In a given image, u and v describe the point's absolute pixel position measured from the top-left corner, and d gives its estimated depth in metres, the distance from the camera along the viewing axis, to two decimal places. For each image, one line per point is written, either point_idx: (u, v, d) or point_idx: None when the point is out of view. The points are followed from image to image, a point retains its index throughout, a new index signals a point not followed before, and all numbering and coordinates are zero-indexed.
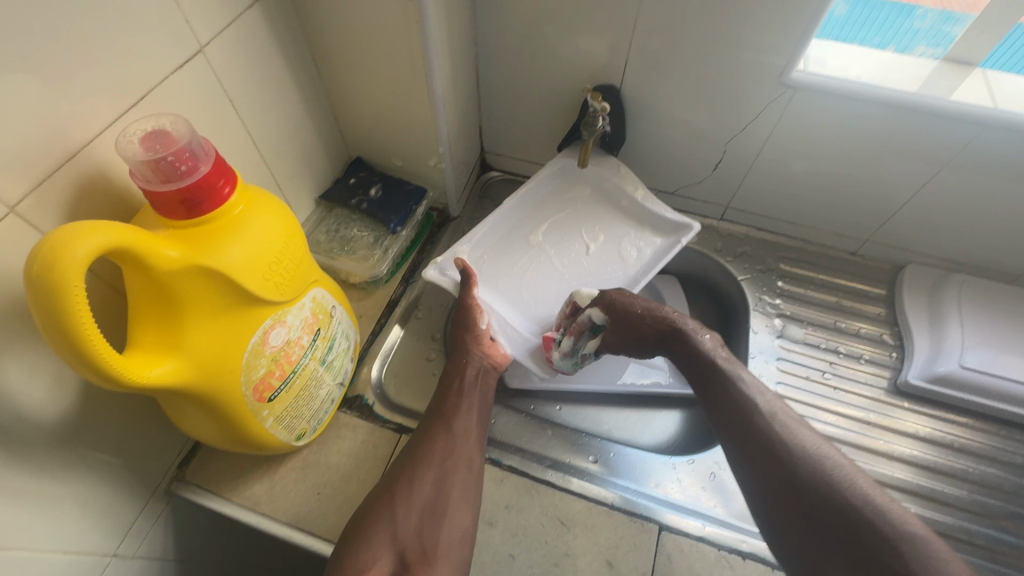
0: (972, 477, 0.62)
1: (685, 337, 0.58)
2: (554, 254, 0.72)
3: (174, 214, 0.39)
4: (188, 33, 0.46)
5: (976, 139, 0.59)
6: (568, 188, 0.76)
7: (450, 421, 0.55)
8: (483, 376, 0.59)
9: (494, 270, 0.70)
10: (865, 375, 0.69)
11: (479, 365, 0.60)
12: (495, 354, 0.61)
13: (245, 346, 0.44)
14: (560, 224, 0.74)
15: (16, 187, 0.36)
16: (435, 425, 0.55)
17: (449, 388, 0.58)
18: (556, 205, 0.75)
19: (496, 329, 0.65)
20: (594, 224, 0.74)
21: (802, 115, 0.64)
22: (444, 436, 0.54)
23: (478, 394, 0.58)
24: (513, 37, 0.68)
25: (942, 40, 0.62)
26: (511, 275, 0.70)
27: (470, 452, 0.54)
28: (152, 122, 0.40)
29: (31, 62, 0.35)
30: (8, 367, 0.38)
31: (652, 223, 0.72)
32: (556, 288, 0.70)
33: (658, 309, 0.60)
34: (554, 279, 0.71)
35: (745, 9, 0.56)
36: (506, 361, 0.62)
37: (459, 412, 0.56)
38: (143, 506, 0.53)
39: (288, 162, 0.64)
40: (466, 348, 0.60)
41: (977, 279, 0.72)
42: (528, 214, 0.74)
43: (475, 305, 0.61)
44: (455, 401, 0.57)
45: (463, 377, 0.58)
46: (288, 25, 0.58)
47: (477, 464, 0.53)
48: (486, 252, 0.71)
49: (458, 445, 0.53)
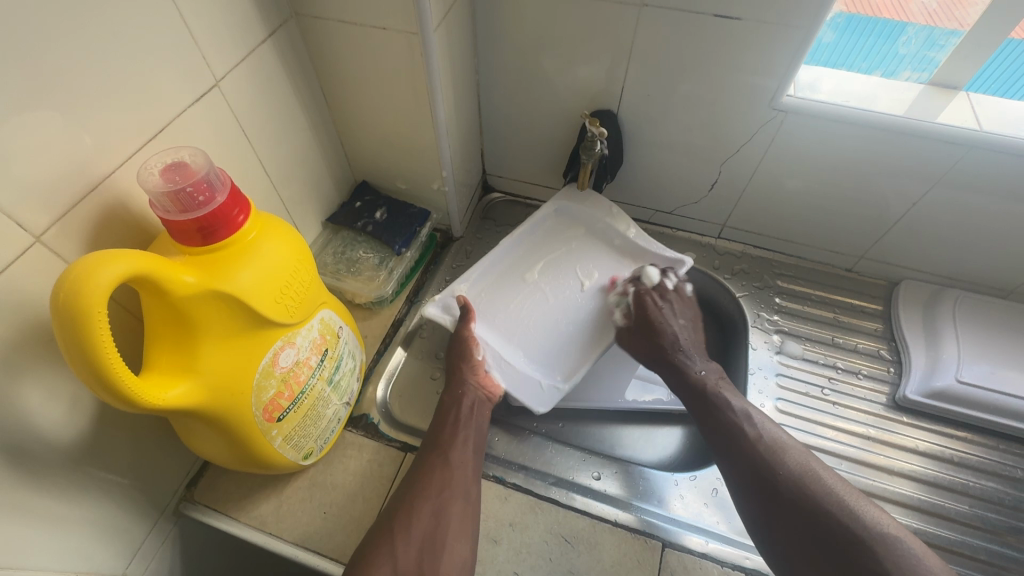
0: (972, 491, 0.63)
1: (688, 362, 0.65)
2: (552, 291, 0.70)
3: (191, 241, 0.41)
4: (204, 68, 0.48)
5: (962, 159, 0.61)
6: (564, 227, 0.76)
7: (446, 452, 0.55)
8: (479, 407, 0.61)
9: (492, 307, 0.68)
10: (863, 390, 0.70)
11: (475, 396, 0.61)
12: (490, 385, 0.63)
13: (255, 368, 0.45)
14: (557, 261, 0.72)
15: (41, 217, 0.38)
16: (432, 456, 0.55)
17: (445, 419, 0.59)
18: (553, 242, 0.74)
19: (493, 363, 0.64)
20: (590, 261, 0.73)
21: (794, 137, 0.66)
22: (441, 467, 0.54)
23: (474, 424, 0.59)
24: (512, 65, 0.71)
25: (927, 65, 0.64)
26: (509, 312, 0.68)
27: (467, 482, 0.54)
28: (171, 155, 0.42)
29: (59, 100, 0.37)
30: (29, 389, 0.40)
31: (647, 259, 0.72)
32: (555, 324, 0.68)
33: (677, 338, 0.66)
34: (553, 315, 0.68)
35: (735, 38, 0.59)
36: (499, 392, 0.63)
37: (456, 443, 0.56)
38: (152, 526, 0.54)
39: (297, 187, 0.66)
40: (461, 380, 0.62)
41: (971, 295, 0.74)
42: (525, 253, 0.73)
43: (470, 338, 0.64)
44: (451, 432, 0.57)
45: (459, 409, 0.59)
46: (298, 58, 0.61)
47: (474, 493, 0.53)
48: (484, 289, 0.70)
49: (455, 476, 0.54)
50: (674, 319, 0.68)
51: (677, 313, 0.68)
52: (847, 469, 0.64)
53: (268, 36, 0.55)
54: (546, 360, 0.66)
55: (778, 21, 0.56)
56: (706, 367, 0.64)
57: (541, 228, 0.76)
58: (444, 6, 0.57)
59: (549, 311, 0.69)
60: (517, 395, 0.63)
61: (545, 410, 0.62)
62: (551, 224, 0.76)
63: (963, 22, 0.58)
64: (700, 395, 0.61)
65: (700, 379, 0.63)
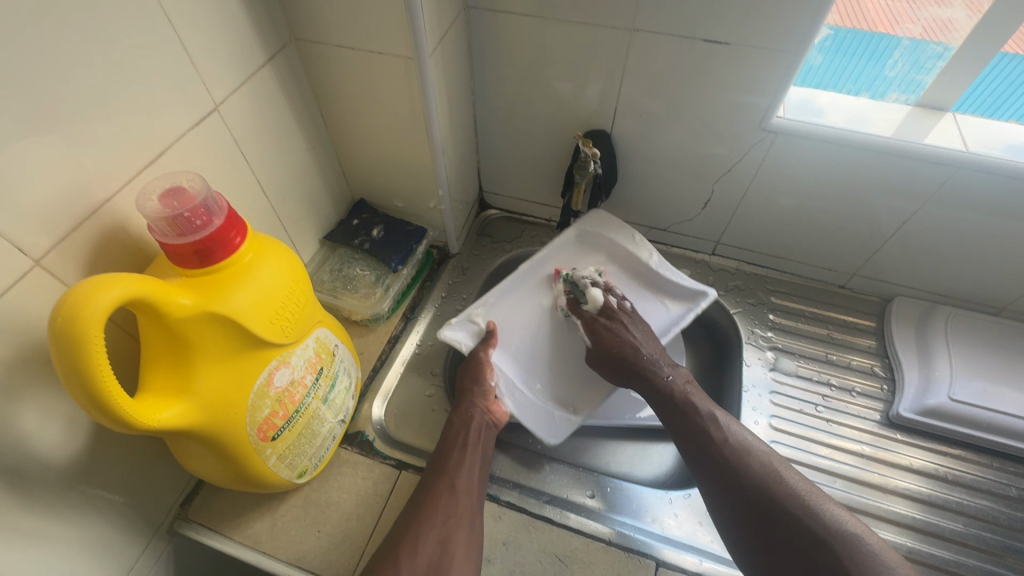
0: (967, 510, 0.63)
1: (657, 370, 0.62)
2: (569, 317, 0.71)
3: (187, 263, 0.41)
4: (204, 93, 0.49)
5: (949, 180, 0.62)
6: (586, 254, 0.76)
7: (452, 479, 0.55)
8: (486, 432, 0.60)
9: (509, 333, 0.69)
10: (858, 408, 0.70)
11: (482, 420, 0.61)
12: (497, 411, 0.62)
13: (251, 387, 0.46)
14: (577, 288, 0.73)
15: (41, 242, 0.39)
16: (438, 481, 0.54)
17: (452, 444, 0.58)
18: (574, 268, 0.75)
19: (505, 389, 0.66)
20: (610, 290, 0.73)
21: (784, 157, 0.67)
22: (447, 494, 0.53)
23: (480, 449, 0.59)
24: (508, 86, 0.72)
25: (913, 87, 0.65)
26: (526, 338, 0.69)
27: (471, 511, 0.53)
28: (169, 180, 0.43)
29: (61, 127, 0.38)
30: (26, 410, 0.40)
31: (669, 289, 0.73)
32: (569, 352, 0.70)
33: (636, 351, 0.63)
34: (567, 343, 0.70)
35: (724, 62, 0.60)
36: (506, 418, 0.63)
37: (462, 469, 0.56)
38: (146, 545, 0.54)
39: (294, 206, 0.67)
40: (471, 403, 0.62)
41: (962, 312, 0.74)
42: (545, 277, 0.74)
43: (486, 362, 0.64)
44: (458, 458, 0.57)
45: (467, 434, 0.59)
46: (297, 81, 0.62)
47: (476, 523, 0.53)
48: (503, 314, 0.70)
49: (460, 503, 0.53)
50: (632, 331, 0.65)
51: (632, 328, 0.65)
52: (842, 487, 0.64)
53: (267, 60, 0.56)
54: (556, 390, 0.68)
55: (765, 45, 0.57)
56: (675, 372, 0.63)
57: (563, 254, 0.75)
58: (439, 31, 0.58)
59: (564, 339, 0.70)
60: (530, 426, 0.65)
61: (555, 441, 0.65)
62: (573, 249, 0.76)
63: (950, 37, 0.59)
64: (676, 402, 0.60)
65: (669, 386, 0.61)
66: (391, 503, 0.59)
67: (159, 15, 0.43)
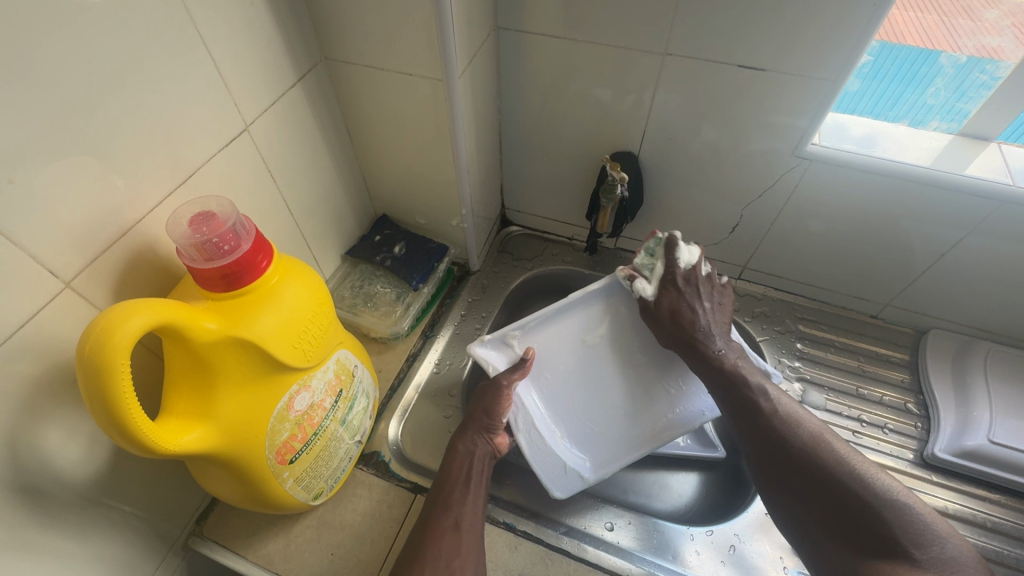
0: (1007, 560, 0.59)
1: (707, 341, 0.59)
2: (607, 361, 0.67)
3: (215, 287, 0.41)
4: (235, 114, 0.50)
5: (995, 213, 0.59)
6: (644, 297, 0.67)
7: (457, 516, 0.53)
8: (487, 463, 0.60)
9: (541, 363, 0.66)
10: (890, 446, 0.68)
11: (483, 451, 0.60)
12: (500, 441, 0.61)
13: (270, 413, 0.45)
14: (623, 334, 0.67)
15: (73, 264, 0.39)
16: (441, 520, 0.53)
17: (456, 475, 0.57)
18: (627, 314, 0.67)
19: (521, 427, 0.61)
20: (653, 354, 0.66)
21: (818, 184, 0.65)
22: (450, 534, 0.52)
23: (482, 483, 0.57)
24: (534, 105, 0.71)
25: (956, 116, 0.62)
26: (560, 377, 0.66)
27: (474, 552, 0.52)
28: (200, 205, 0.43)
29: (96, 151, 0.39)
30: (50, 430, 0.40)
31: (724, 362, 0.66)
32: (596, 407, 0.66)
33: (694, 323, 0.60)
34: (596, 393, 0.66)
35: (758, 87, 0.59)
36: (505, 449, 0.62)
37: (465, 506, 0.54)
38: (160, 561, 0.54)
39: (319, 222, 0.67)
40: (476, 434, 0.60)
41: (1003, 349, 0.71)
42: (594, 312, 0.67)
43: (505, 393, 0.61)
44: (461, 493, 0.55)
45: (471, 466, 0.58)
46: (326, 99, 0.62)
47: (479, 562, 0.51)
48: (539, 340, 0.66)
49: (465, 541, 0.52)
50: (703, 302, 0.61)
51: (703, 299, 0.61)
52: None
53: (297, 80, 0.56)
54: (574, 445, 0.64)
55: (802, 72, 0.56)
56: (728, 348, 0.60)
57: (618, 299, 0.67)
58: (469, 52, 0.58)
59: (595, 387, 0.66)
60: (537, 468, 0.60)
61: (559, 496, 0.60)
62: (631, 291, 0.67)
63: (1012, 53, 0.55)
64: (727, 378, 0.57)
65: (719, 359, 0.58)
66: (405, 528, 0.58)
67: (196, 40, 0.44)
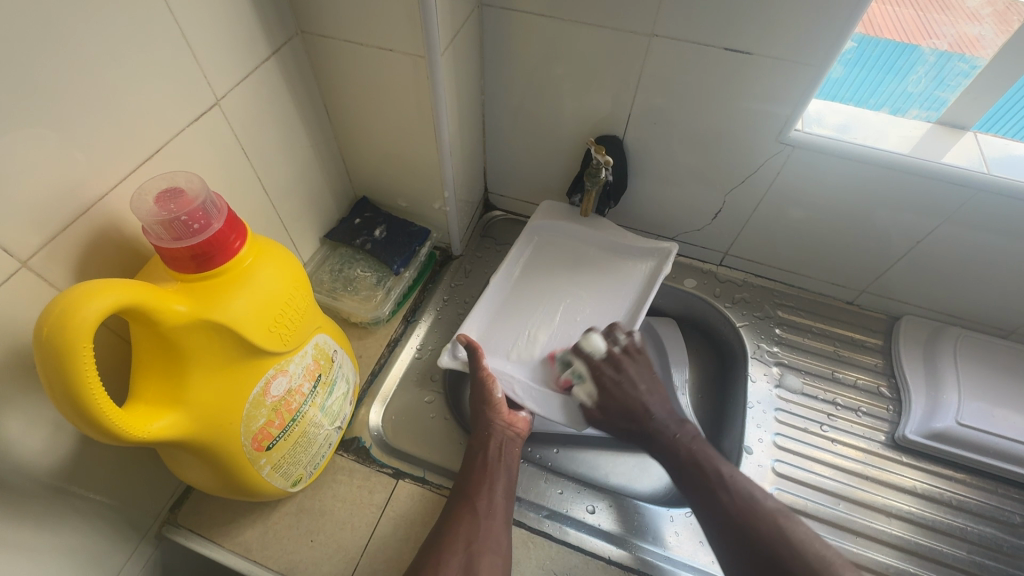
0: (970, 536, 0.62)
1: (660, 426, 0.59)
2: (561, 308, 0.72)
3: (185, 269, 0.39)
4: (205, 87, 0.47)
5: (970, 201, 0.60)
6: (548, 243, 0.78)
7: (473, 502, 0.54)
8: (509, 445, 0.59)
9: (503, 339, 0.69)
10: (862, 428, 0.69)
11: (504, 435, 0.59)
12: (516, 422, 0.61)
13: (246, 397, 0.44)
14: (560, 281, 0.74)
15: (29, 242, 0.37)
16: (460, 507, 0.53)
17: (474, 462, 0.57)
18: (540, 264, 0.76)
19: (522, 395, 0.64)
20: (585, 284, 0.74)
21: (800, 170, 0.65)
22: (469, 518, 0.52)
23: (503, 465, 0.57)
24: (519, 86, 0.70)
25: (935, 104, 0.63)
26: (514, 334, 0.70)
27: (496, 536, 0.52)
28: (167, 181, 0.41)
29: (51, 121, 0.36)
30: (10, 417, 0.38)
31: (629, 253, 0.76)
32: (555, 340, 0.69)
33: (638, 409, 0.60)
34: (562, 325, 0.70)
35: (743, 71, 0.58)
36: (526, 428, 0.62)
37: (483, 492, 0.54)
38: (132, 551, 0.52)
39: (297, 203, 0.65)
40: (489, 418, 0.60)
41: (972, 334, 0.73)
42: (524, 279, 0.75)
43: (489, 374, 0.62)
44: (479, 479, 0.56)
45: (488, 450, 0.58)
46: (302, 74, 0.60)
47: (506, 546, 0.52)
48: (491, 327, 0.70)
49: (483, 527, 0.52)
50: (638, 382, 0.62)
51: (638, 379, 0.63)
52: (844, 509, 0.63)
53: (272, 53, 0.54)
54: None
55: (788, 57, 0.56)
56: (681, 428, 0.59)
57: (530, 253, 0.77)
58: (452, 29, 0.56)
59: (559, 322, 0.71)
60: (550, 413, 0.63)
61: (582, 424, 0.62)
62: (534, 247, 0.78)
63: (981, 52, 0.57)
64: (684, 461, 0.56)
65: (675, 444, 0.57)
66: (387, 514, 0.57)
67: (162, 7, 0.41)
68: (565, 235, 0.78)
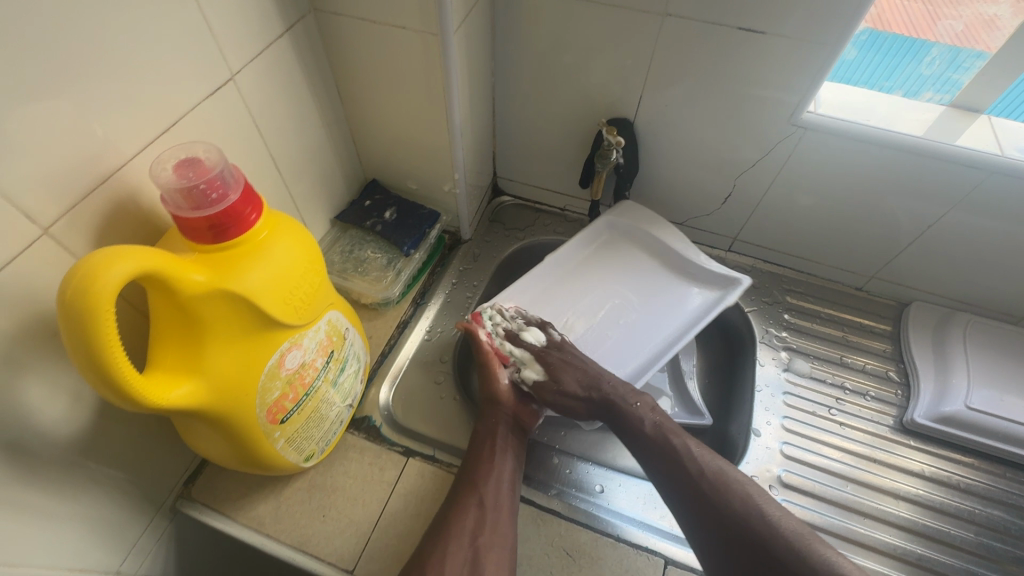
0: (977, 519, 0.62)
1: (619, 398, 0.60)
2: (621, 293, 0.74)
3: (201, 239, 0.40)
4: (220, 62, 0.47)
5: (982, 184, 0.60)
6: (616, 240, 0.78)
7: (481, 491, 0.54)
8: (512, 435, 0.60)
9: (555, 304, 0.72)
10: (870, 412, 0.70)
11: (507, 424, 0.60)
12: (523, 414, 0.62)
13: (261, 370, 0.44)
14: (623, 271, 0.75)
15: (51, 210, 0.37)
16: (466, 496, 0.54)
17: (480, 450, 0.57)
18: (602, 258, 0.77)
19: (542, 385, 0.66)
20: (645, 276, 0.75)
21: (811, 153, 0.65)
22: (476, 508, 0.53)
23: (509, 455, 0.58)
24: (530, 69, 0.70)
25: (948, 86, 0.63)
26: (568, 304, 0.72)
27: (504, 529, 0.52)
28: (186, 151, 0.41)
29: (70, 90, 0.36)
30: (31, 384, 0.39)
31: (704, 276, 0.73)
32: (609, 321, 0.71)
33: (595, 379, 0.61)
34: (618, 309, 0.72)
35: (757, 51, 0.58)
36: (532, 424, 0.62)
37: (490, 483, 0.54)
38: (147, 523, 0.53)
39: (309, 184, 0.65)
40: (495, 410, 0.61)
41: (982, 320, 0.73)
42: (585, 260, 0.77)
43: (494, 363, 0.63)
44: (486, 468, 0.56)
45: (494, 440, 0.58)
46: (314, 53, 0.60)
47: (511, 540, 0.52)
48: (546, 290, 0.74)
49: (490, 517, 0.52)
50: (587, 358, 0.64)
51: (581, 356, 0.64)
52: (851, 491, 0.64)
53: (286, 31, 0.54)
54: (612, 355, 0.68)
55: (804, 36, 0.55)
56: (642, 400, 0.60)
57: (590, 245, 0.78)
58: (464, 8, 0.56)
59: (616, 306, 0.72)
60: None
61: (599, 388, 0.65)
62: (605, 237, 0.78)
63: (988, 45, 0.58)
64: (653, 442, 0.57)
65: (638, 418, 0.58)
66: (397, 491, 0.58)
67: None
68: (637, 238, 0.78)
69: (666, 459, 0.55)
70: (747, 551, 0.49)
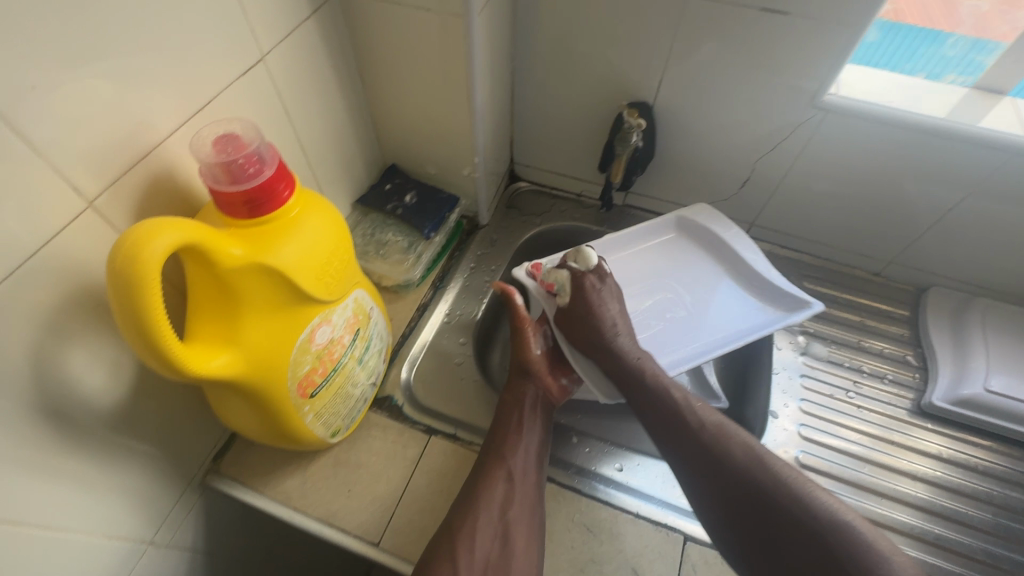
0: (995, 500, 0.62)
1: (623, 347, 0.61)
2: (679, 279, 0.73)
3: (236, 214, 0.41)
4: (251, 43, 0.48)
5: (1005, 166, 0.60)
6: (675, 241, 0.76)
7: (508, 465, 0.55)
8: (540, 406, 0.61)
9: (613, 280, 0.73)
10: (887, 395, 0.70)
11: (535, 394, 0.61)
12: (552, 387, 0.63)
13: (293, 343, 0.45)
14: (680, 261, 0.74)
15: (95, 184, 0.38)
16: (493, 469, 0.55)
17: (507, 423, 0.58)
18: (659, 254, 0.75)
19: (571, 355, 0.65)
20: (702, 267, 0.74)
21: (830, 136, 0.65)
22: (503, 482, 0.54)
23: (536, 426, 0.59)
24: (550, 53, 0.70)
25: (972, 68, 0.63)
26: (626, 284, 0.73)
27: (532, 501, 0.54)
28: (222, 128, 0.42)
29: (111, 66, 0.37)
30: (74, 353, 0.40)
31: (773, 296, 0.70)
32: (665, 307, 0.71)
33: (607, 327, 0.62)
34: (675, 297, 0.71)
35: (779, 33, 0.58)
36: (559, 394, 0.63)
37: (518, 454, 0.56)
38: (179, 496, 0.55)
39: (331, 166, 0.66)
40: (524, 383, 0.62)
41: (1001, 305, 0.73)
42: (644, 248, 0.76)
43: (520, 322, 0.64)
44: (512, 441, 0.57)
45: (521, 414, 0.59)
46: (338, 37, 0.60)
47: (538, 513, 0.53)
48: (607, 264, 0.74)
49: (518, 491, 0.54)
50: (613, 302, 0.63)
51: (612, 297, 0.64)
52: (869, 471, 0.64)
53: (312, 13, 0.54)
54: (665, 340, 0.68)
55: (828, 17, 0.55)
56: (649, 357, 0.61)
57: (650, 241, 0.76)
58: None
59: (672, 292, 0.72)
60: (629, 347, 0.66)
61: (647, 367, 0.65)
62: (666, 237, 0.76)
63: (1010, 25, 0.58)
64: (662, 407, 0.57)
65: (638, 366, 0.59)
66: (420, 468, 0.59)
67: None
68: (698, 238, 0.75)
69: (685, 430, 0.55)
70: (761, 523, 0.49)
